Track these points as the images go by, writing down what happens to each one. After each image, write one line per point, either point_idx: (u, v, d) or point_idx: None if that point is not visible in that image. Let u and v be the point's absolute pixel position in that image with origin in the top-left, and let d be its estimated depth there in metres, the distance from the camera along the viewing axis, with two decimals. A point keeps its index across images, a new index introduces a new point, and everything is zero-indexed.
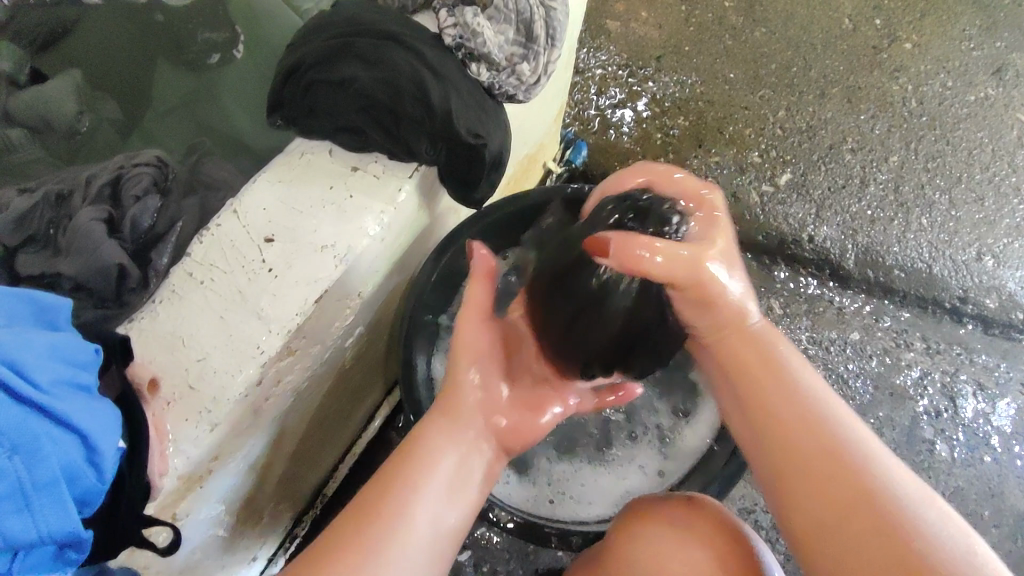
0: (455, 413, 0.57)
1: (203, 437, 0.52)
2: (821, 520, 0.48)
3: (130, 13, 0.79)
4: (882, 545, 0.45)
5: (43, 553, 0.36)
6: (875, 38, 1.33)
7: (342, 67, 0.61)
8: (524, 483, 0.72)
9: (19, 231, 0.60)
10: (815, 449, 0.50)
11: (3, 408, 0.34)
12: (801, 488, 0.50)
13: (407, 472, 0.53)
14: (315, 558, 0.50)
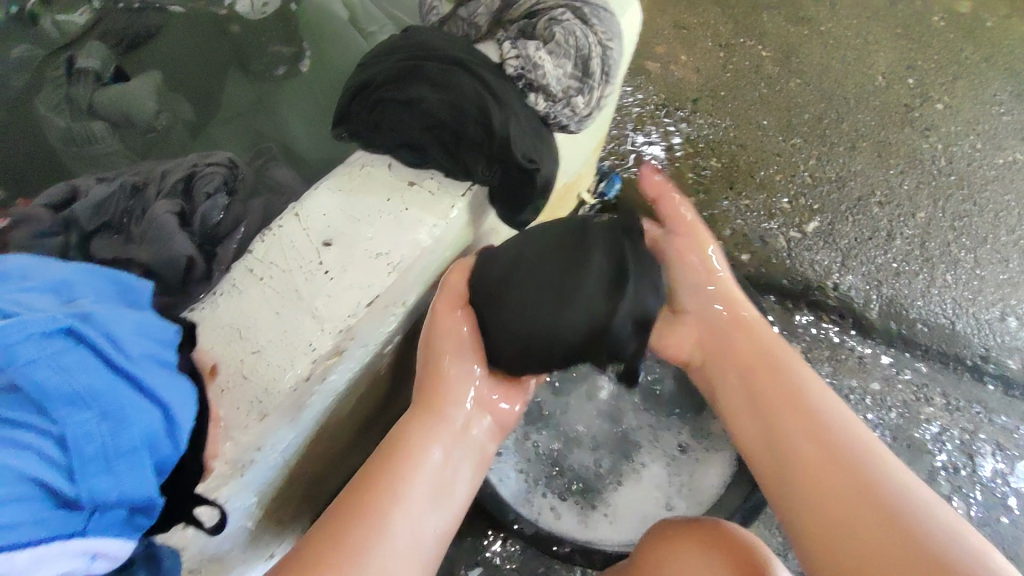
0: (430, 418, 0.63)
1: (251, 425, 0.55)
2: (821, 523, 0.52)
3: (209, 23, 0.85)
4: (888, 533, 0.48)
5: (116, 516, 0.38)
6: (907, 96, 1.37)
7: (410, 89, 0.65)
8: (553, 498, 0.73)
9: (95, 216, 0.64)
10: (819, 466, 0.54)
11: (101, 374, 0.38)
12: (800, 493, 0.55)
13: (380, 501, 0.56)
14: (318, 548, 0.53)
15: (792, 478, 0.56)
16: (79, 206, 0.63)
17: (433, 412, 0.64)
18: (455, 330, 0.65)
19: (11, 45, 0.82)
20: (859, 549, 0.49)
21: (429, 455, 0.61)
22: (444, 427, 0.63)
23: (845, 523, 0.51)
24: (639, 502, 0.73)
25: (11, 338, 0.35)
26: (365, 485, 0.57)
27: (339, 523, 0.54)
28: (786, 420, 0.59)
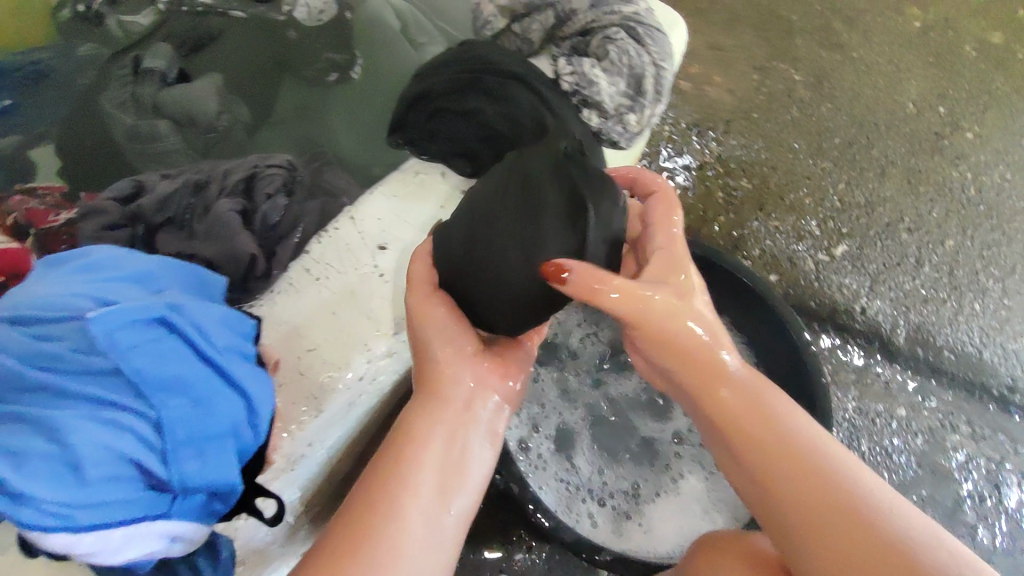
0: (421, 409, 0.55)
1: (308, 421, 0.57)
2: (833, 565, 0.45)
3: (268, 28, 0.87)
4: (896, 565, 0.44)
5: (196, 500, 0.40)
6: (937, 125, 1.38)
7: (469, 100, 0.68)
8: (590, 513, 0.75)
9: (160, 210, 0.66)
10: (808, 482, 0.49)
11: (192, 363, 0.40)
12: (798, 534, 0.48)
13: (375, 514, 0.49)
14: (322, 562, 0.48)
15: (775, 494, 0.50)
16: (145, 200, 0.66)
17: (434, 396, 0.56)
18: (434, 314, 0.56)
19: (76, 43, 0.85)
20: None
21: (425, 451, 0.53)
22: (447, 412, 0.55)
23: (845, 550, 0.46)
24: (675, 519, 0.75)
25: (112, 325, 0.37)
26: (368, 490, 0.51)
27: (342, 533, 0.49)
28: (770, 438, 0.52)
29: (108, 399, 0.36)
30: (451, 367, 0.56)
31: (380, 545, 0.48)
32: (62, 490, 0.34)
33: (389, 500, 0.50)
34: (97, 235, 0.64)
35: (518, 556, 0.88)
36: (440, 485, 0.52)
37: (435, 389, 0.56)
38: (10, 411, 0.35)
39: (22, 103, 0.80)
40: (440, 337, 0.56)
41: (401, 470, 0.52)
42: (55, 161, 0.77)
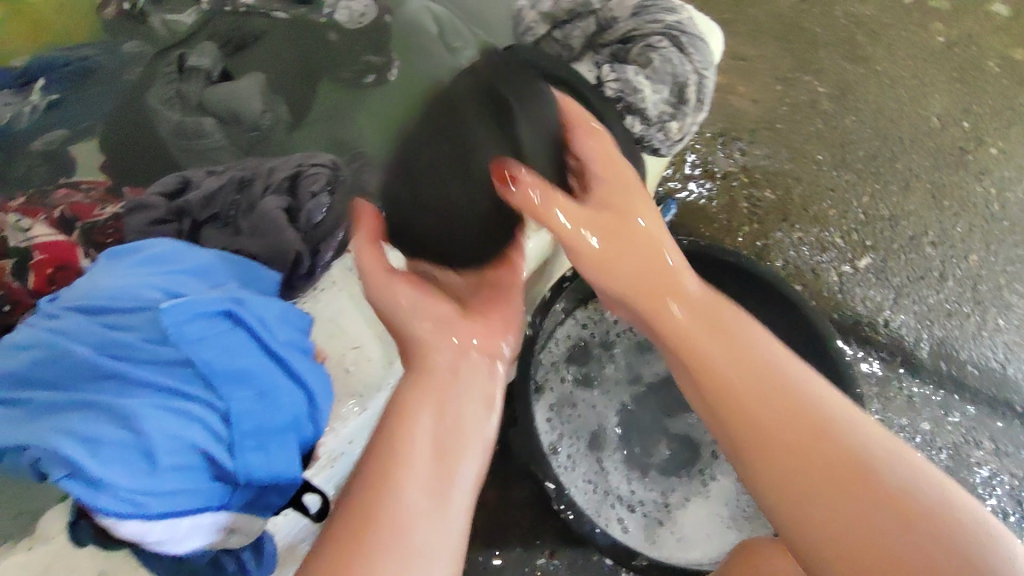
0: (410, 383, 0.50)
1: (351, 418, 0.58)
2: (801, 504, 0.43)
3: (308, 28, 0.88)
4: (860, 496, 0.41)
5: (257, 493, 0.40)
6: (962, 139, 1.38)
7: None
8: (622, 518, 0.75)
9: (206, 207, 0.67)
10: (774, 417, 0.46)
11: (257, 356, 0.40)
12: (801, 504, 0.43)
13: (363, 490, 0.43)
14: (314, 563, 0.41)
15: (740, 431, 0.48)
16: (192, 197, 0.66)
17: (416, 370, 0.51)
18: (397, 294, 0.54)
19: (120, 41, 0.86)
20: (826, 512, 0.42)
21: (416, 419, 0.47)
22: (431, 378, 0.50)
23: (813, 485, 0.43)
24: (706, 525, 0.75)
25: (184, 318, 0.38)
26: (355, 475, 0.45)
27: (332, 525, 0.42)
28: (729, 374, 0.49)
29: (180, 390, 0.37)
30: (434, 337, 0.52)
31: (369, 521, 0.41)
32: (133, 476, 0.34)
33: (375, 472, 0.44)
34: (144, 232, 0.65)
35: (541, 561, 0.87)
36: (436, 455, 0.46)
37: (421, 363, 0.51)
38: (87, 399, 0.36)
39: (68, 98, 0.81)
40: (408, 311, 0.54)
41: (390, 442, 0.46)
42: (100, 157, 0.78)
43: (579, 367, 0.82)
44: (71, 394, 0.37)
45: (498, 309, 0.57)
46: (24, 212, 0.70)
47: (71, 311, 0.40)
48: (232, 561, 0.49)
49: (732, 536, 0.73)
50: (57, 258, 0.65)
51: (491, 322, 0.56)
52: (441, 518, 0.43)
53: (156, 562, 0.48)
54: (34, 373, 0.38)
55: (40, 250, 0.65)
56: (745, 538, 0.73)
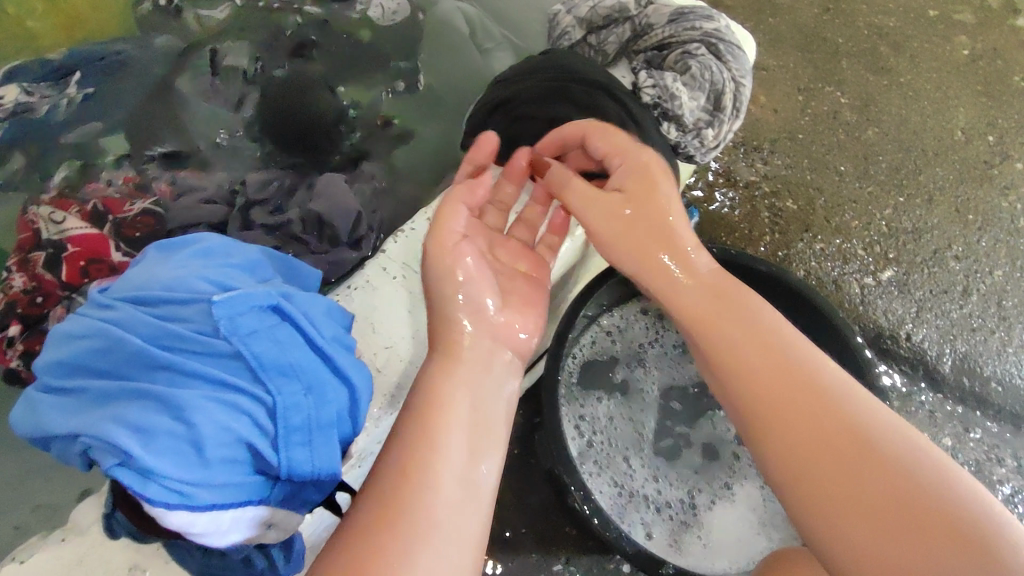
0: (446, 368, 0.56)
1: (382, 417, 0.58)
2: (827, 483, 0.50)
3: (337, 27, 0.89)
4: (883, 481, 0.48)
5: (295, 488, 0.40)
6: (987, 153, 1.37)
7: (555, 107, 0.68)
8: (651, 525, 0.74)
9: (261, 190, 0.75)
10: (802, 410, 0.53)
11: (307, 353, 0.40)
12: (825, 492, 0.49)
13: (412, 468, 0.50)
14: (362, 536, 0.47)
15: (768, 417, 0.54)
16: (247, 180, 0.75)
17: (453, 360, 0.57)
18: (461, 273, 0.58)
19: (153, 35, 0.86)
20: (850, 492, 0.48)
21: (458, 405, 0.54)
22: (464, 369, 0.56)
23: (838, 470, 0.49)
24: (733, 532, 0.74)
25: (236, 310, 0.38)
26: (400, 452, 0.51)
27: (382, 499, 0.49)
28: (758, 369, 0.56)
29: (230, 382, 0.37)
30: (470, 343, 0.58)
31: (420, 499, 0.48)
32: (183, 468, 0.35)
33: (422, 453, 0.50)
34: (192, 205, 0.73)
35: (558, 566, 0.86)
36: (471, 439, 0.53)
37: (459, 351, 0.57)
38: (140, 389, 0.36)
39: (102, 92, 0.82)
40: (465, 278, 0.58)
41: (432, 425, 0.52)
42: (136, 153, 0.79)
43: (605, 375, 0.81)
44: (124, 382, 0.37)
45: (528, 310, 0.61)
46: (57, 205, 0.72)
47: (123, 300, 0.40)
48: (263, 558, 0.48)
49: (760, 545, 0.73)
50: (89, 250, 0.67)
51: (519, 321, 0.60)
52: (475, 498, 0.51)
53: (189, 557, 0.48)
54: (87, 361, 0.38)
55: (74, 242, 0.67)
56: (773, 547, 0.72)
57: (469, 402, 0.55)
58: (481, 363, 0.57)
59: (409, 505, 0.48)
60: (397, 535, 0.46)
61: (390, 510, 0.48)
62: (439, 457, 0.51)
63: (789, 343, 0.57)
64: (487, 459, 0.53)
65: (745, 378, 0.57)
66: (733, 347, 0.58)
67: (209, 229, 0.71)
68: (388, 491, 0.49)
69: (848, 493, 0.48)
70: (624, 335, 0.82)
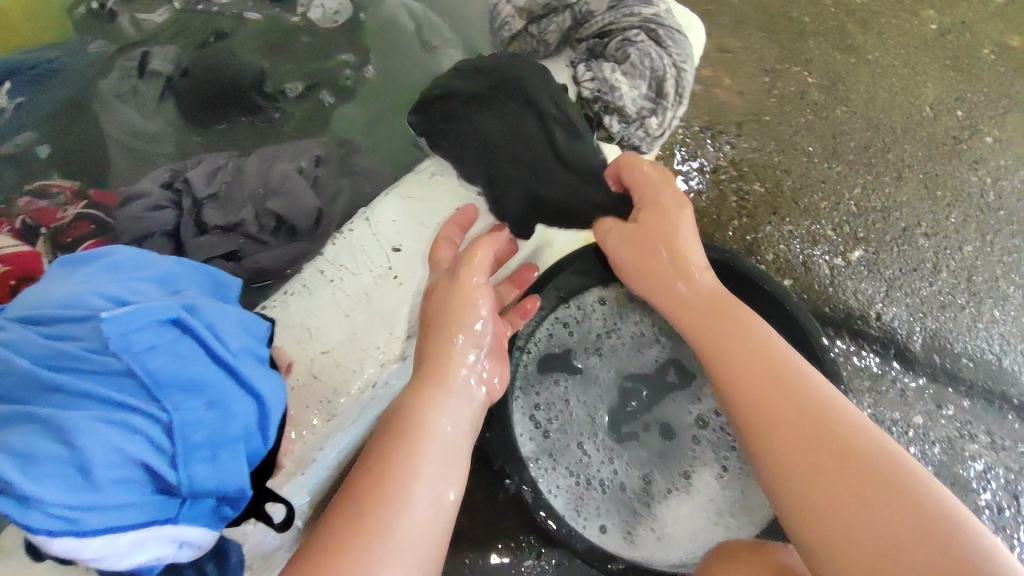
0: (429, 389, 0.58)
1: (318, 424, 0.57)
2: (808, 472, 0.54)
3: (278, 28, 0.88)
4: (857, 474, 0.52)
5: (205, 506, 0.39)
6: (956, 128, 1.36)
7: (478, 116, 0.67)
8: (609, 518, 0.74)
9: (210, 182, 0.72)
10: (791, 408, 0.57)
11: (211, 366, 0.39)
12: (809, 484, 0.53)
13: (388, 487, 0.53)
14: (330, 546, 0.50)
15: (761, 410, 0.58)
16: (191, 178, 0.72)
17: (438, 382, 0.59)
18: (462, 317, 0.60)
19: (89, 41, 0.85)
20: (826, 482, 0.52)
21: (440, 429, 0.57)
22: (448, 395, 0.59)
23: (818, 463, 0.53)
24: (689, 522, 0.74)
25: (130, 325, 0.37)
26: (381, 470, 0.54)
27: (356, 511, 0.51)
28: (753, 366, 0.60)
29: (123, 402, 0.36)
30: (455, 371, 0.60)
31: (390, 519, 0.51)
32: (72, 492, 0.34)
33: (399, 475, 0.53)
34: (141, 214, 0.69)
35: (528, 561, 0.86)
36: (450, 463, 0.57)
37: (442, 374, 0.59)
38: (31, 412, 0.35)
39: (36, 99, 0.79)
40: (463, 313, 0.60)
41: (412, 446, 0.55)
42: (73, 161, 0.77)
43: (562, 367, 0.80)
44: (17, 406, 0.35)
45: (502, 359, 0.67)
46: None
47: (16, 321, 0.38)
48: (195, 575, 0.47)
49: (717, 533, 0.73)
50: (21, 269, 0.65)
51: (494, 369, 0.65)
52: (443, 520, 0.54)
53: None
54: None
55: (5, 260, 0.66)
56: (729, 536, 0.72)
57: (450, 426, 0.58)
58: (465, 394, 0.61)
59: (379, 522, 0.51)
60: (361, 551, 0.49)
61: (361, 524, 0.51)
62: (414, 479, 0.54)
63: (782, 352, 0.61)
64: (457, 483, 0.57)
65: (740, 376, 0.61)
66: (732, 351, 0.62)
67: (166, 239, 0.68)
68: (359, 507, 0.52)
69: (825, 484, 0.52)
70: (581, 325, 0.81)
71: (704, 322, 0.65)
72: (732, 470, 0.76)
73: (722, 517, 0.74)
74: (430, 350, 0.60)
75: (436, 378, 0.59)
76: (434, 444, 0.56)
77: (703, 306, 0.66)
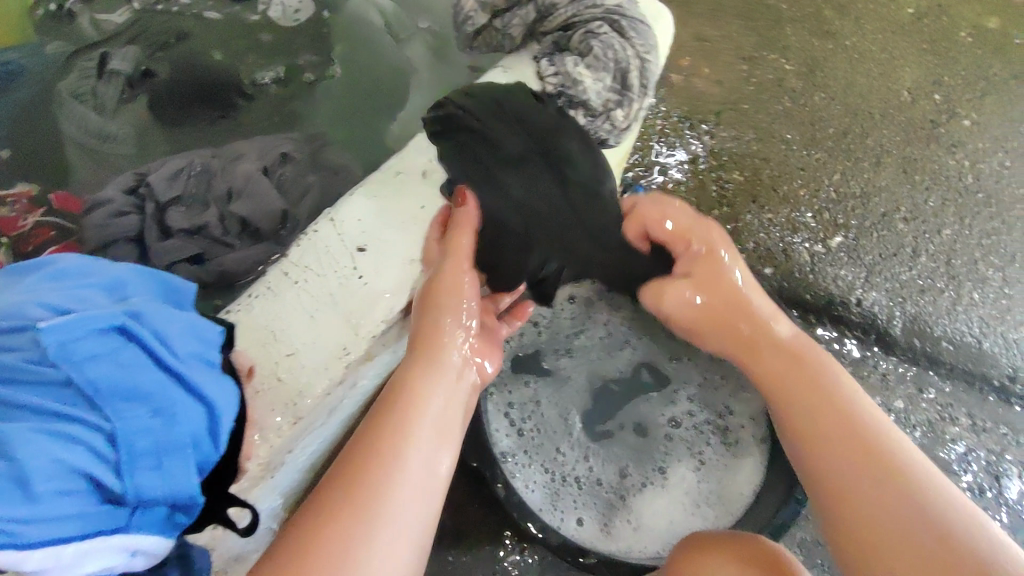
0: (421, 364, 0.58)
1: (284, 428, 0.56)
2: (834, 461, 0.54)
3: (240, 28, 0.87)
4: (880, 465, 0.52)
5: (156, 515, 0.39)
6: (933, 112, 1.36)
7: (499, 170, 0.67)
8: (586, 511, 0.74)
9: (173, 184, 0.72)
10: (821, 403, 0.58)
11: (156, 373, 0.39)
12: (834, 474, 0.54)
13: (376, 458, 0.51)
14: (319, 519, 0.48)
15: (792, 403, 0.60)
16: (153, 182, 0.71)
17: (429, 358, 0.59)
18: (452, 298, 0.61)
19: (49, 42, 0.84)
20: (850, 474, 0.53)
21: (431, 401, 0.56)
22: (441, 369, 0.59)
23: (844, 456, 0.54)
24: (666, 513, 0.74)
25: (71, 335, 0.37)
26: (369, 441, 0.52)
27: (346, 482, 0.50)
28: (784, 365, 0.62)
29: (63, 411, 0.36)
30: (446, 347, 0.60)
31: (380, 488, 0.50)
32: (10, 504, 0.33)
33: (389, 445, 0.52)
34: (105, 222, 0.68)
35: (512, 558, 0.85)
36: (444, 437, 0.56)
37: (434, 350, 0.59)
38: None
39: None
40: (451, 295, 0.61)
41: (404, 416, 0.54)
42: (32, 165, 0.76)
43: (534, 364, 0.81)
44: None
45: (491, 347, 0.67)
46: None
47: None
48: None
49: (695, 524, 0.73)
50: None
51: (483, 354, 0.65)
52: (436, 492, 0.53)
53: None
54: None
55: None
56: (707, 526, 0.72)
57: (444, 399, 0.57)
58: (456, 371, 0.60)
59: (367, 492, 0.49)
60: (349, 520, 0.48)
61: (351, 495, 0.49)
62: (404, 449, 0.52)
63: (816, 355, 0.62)
64: (450, 456, 0.56)
65: (772, 372, 0.62)
66: (765, 350, 0.64)
67: (130, 245, 0.67)
68: (346, 478, 0.50)
69: (850, 475, 0.53)
70: (552, 324, 0.83)
71: (737, 331, 0.66)
72: (709, 459, 0.76)
73: (701, 506, 0.74)
74: (423, 329, 0.60)
75: (427, 355, 0.59)
76: (426, 415, 0.55)
77: (737, 316, 0.66)
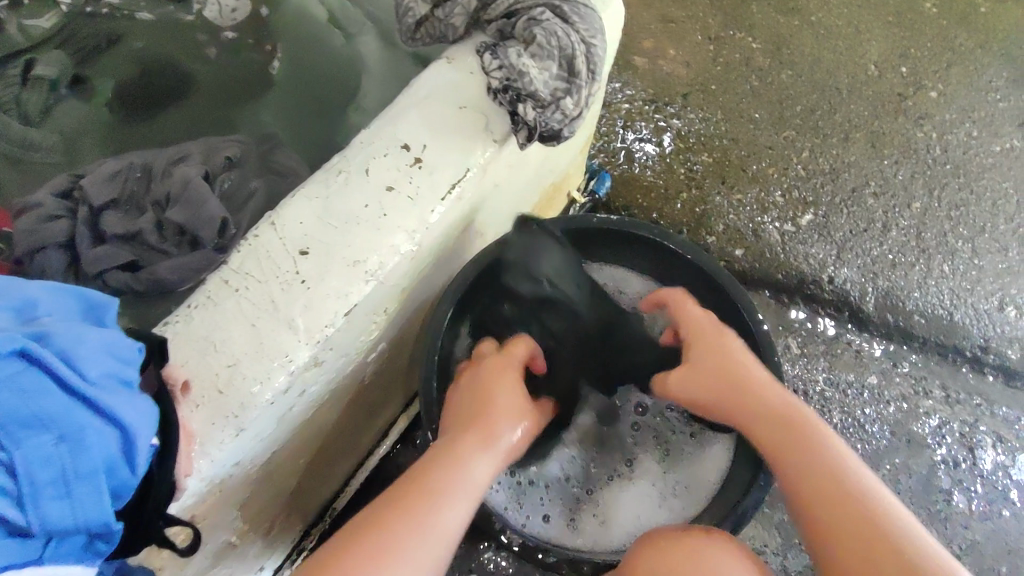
0: (459, 433, 0.63)
1: (227, 440, 0.54)
2: (823, 509, 0.56)
3: (176, 29, 0.85)
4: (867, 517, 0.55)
5: (75, 542, 0.38)
6: (900, 85, 1.35)
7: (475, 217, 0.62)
8: (551, 504, 0.74)
9: (107, 189, 0.70)
10: (811, 452, 0.60)
11: (62, 399, 0.37)
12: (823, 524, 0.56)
13: (398, 514, 0.56)
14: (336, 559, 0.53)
15: (780, 452, 0.61)
16: (87, 186, 0.69)
17: (472, 429, 0.64)
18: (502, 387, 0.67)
19: None
20: (840, 522, 0.55)
21: (466, 469, 0.60)
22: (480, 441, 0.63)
23: (830, 505, 0.56)
24: (633, 507, 0.74)
25: None
26: (397, 497, 0.57)
27: (369, 532, 0.54)
28: (775, 412, 0.63)
29: None
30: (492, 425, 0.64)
31: (395, 540, 0.54)
32: None
33: (416, 503, 0.57)
34: (35, 227, 0.66)
35: (485, 555, 0.85)
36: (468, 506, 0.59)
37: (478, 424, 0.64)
38: None
39: None
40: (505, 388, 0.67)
41: (435, 480, 0.59)
42: None
43: None
44: None
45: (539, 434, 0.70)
46: None
47: None
48: None
49: (661, 515, 0.72)
50: None
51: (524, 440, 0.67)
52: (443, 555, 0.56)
53: None
54: None
55: None
56: (672, 517, 0.72)
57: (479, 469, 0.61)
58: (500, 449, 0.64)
59: (380, 543, 0.54)
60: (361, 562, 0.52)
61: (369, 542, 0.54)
62: (424, 510, 0.56)
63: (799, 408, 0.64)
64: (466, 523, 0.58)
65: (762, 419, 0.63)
66: (753, 399, 0.64)
67: (62, 253, 0.65)
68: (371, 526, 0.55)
69: (840, 524, 0.55)
70: None
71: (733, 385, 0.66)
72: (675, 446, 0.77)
73: (666, 497, 0.74)
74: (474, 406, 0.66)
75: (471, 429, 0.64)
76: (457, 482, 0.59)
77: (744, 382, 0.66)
